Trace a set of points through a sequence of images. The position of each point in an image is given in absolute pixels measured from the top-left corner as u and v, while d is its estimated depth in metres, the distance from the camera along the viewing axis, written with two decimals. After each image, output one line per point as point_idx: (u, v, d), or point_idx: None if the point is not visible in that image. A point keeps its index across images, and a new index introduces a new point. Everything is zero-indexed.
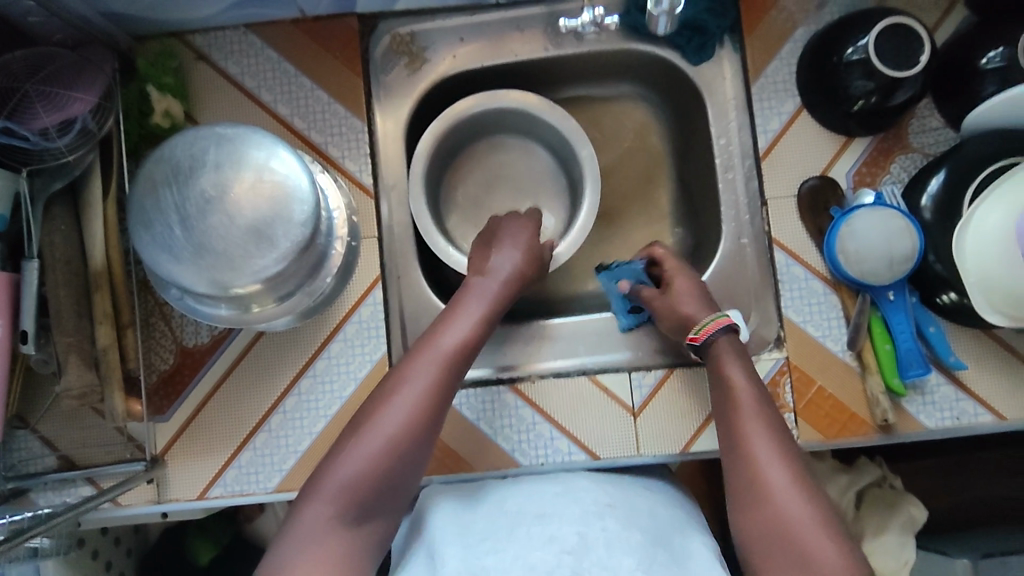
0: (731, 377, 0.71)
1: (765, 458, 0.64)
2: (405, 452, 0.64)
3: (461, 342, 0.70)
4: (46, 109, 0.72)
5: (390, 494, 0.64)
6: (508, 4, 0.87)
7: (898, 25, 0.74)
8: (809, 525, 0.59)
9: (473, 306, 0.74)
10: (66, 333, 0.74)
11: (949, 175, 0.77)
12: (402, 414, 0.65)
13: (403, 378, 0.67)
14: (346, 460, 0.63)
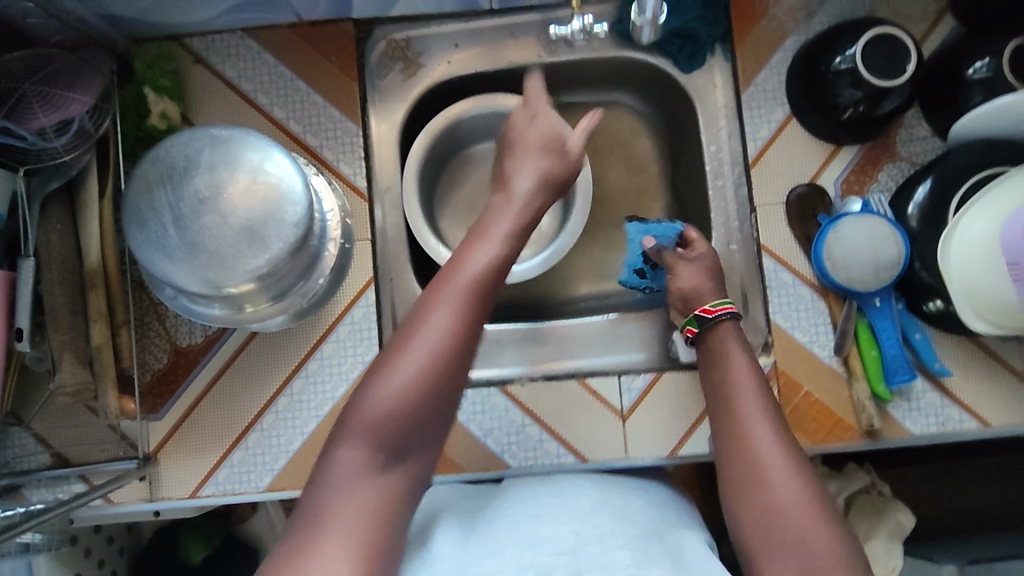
0: (732, 360, 0.69)
1: (761, 446, 0.61)
2: (438, 386, 0.56)
3: (491, 260, 0.61)
4: (44, 110, 0.73)
5: (425, 432, 0.56)
6: (503, 11, 0.88)
7: (885, 35, 0.75)
8: (803, 518, 0.56)
9: (502, 225, 0.65)
10: (60, 331, 0.75)
11: (936, 183, 0.78)
12: (431, 342, 0.56)
13: (430, 303, 0.58)
14: (373, 397, 0.55)
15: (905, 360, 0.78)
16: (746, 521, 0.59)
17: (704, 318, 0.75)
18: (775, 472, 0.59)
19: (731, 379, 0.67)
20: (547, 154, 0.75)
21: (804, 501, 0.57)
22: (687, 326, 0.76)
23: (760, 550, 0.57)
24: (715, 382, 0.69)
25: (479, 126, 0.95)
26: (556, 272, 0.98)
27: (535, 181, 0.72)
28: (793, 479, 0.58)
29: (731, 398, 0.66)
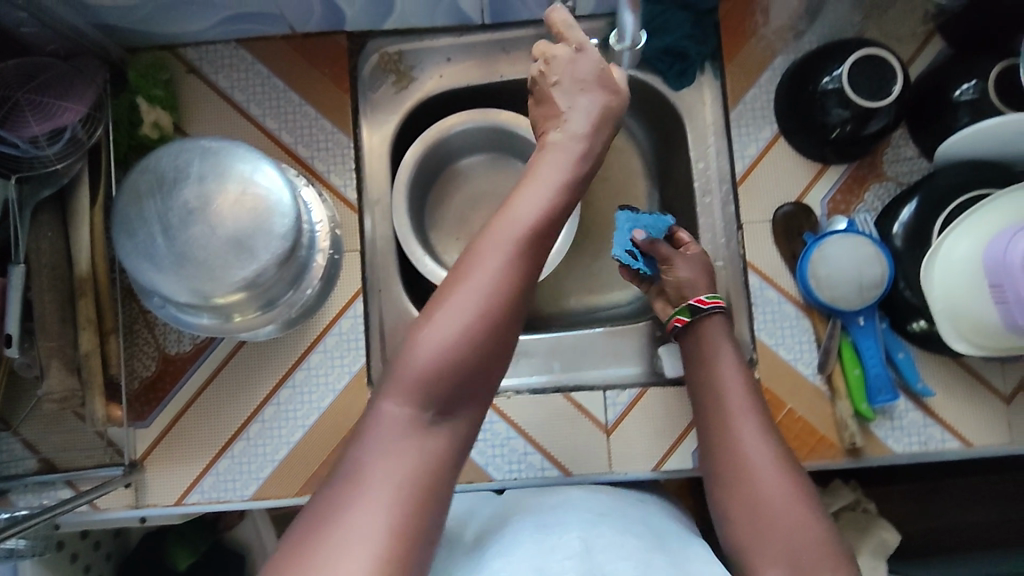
0: (716, 363, 0.75)
1: (755, 453, 0.67)
2: (488, 336, 0.54)
3: (544, 203, 0.59)
4: (37, 118, 0.74)
5: (472, 386, 0.55)
6: (495, 26, 0.90)
7: (873, 56, 0.76)
8: (795, 521, 0.62)
9: (553, 163, 0.63)
10: (49, 338, 0.75)
11: (921, 203, 0.78)
12: (482, 289, 0.55)
13: (481, 246, 0.56)
14: (421, 346, 0.54)
15: (887, 379, 0.79)
16: (738, 522, 0.65)
17: (697, 308, 0.78)
18: (768, 478, 0.65)
19: (720, 385, 0.73)
20: (598, 85, 0.69)
21: (797, 506, 0.63)
22: (678, 315, 0.79)
23: (753, 549, 0.64)
24: (702, 384, 0.75)
25: (469, 139, 0.96)
26: (545, 285, 0.99)
27: (586, 118, 0.67)
28: (785, 485, 0.65)
29: (721, 403, 0.72)
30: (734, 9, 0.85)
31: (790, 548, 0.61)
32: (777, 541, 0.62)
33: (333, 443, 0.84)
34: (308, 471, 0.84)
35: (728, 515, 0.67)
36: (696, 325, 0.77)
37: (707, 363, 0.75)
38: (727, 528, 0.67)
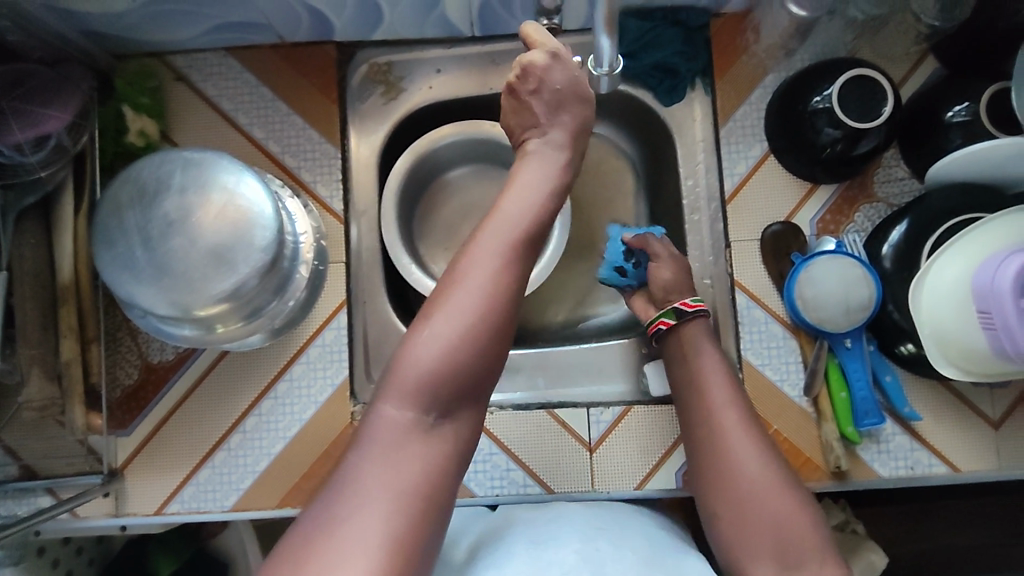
0: (702, 364, 0.74)
1: (739, 455, 0.67)
2: (485, 334, 0.57)
3: (532, 206, 0.62)
4: (20, 125, 0.74)
5: (471, 385, 0.58)
6: (485, 38, 0.89)
7: (863, 76, 0.75)
8: (786, 519, 0.63)
9: (539, 170, 0.67)
10: (30, 345, 0.74)
11: (911, 225, 0.77)
12: (479, 290, 0.57)
13: (474, 250, 0.59)
14: (421, 346, 0.56)
15: (874, 402, 0.78)
16: (726, 523, 0.66)
17: (683, 311, 0.78)
18: (754, 480, 0.66)
19: (703, 386, 0.73)
20: (575, 95, 0.72)
21: (783, 505, 0.64)
22: (663, 318, 0.79)
23: (741, 550, 0.64)
24: (685, 385, 0.75)
25: (458, 151, 0.96)
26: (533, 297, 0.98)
27: (563, 132, 0.70)
28: (773, 481, 0.65)
29: (704, 403, 0.72)
30: (723, 27, 0.85)
31: (781, 544, 0.62)
32: (765, 543, 0.63)
33: (315, 454, 0.84)
34: (289, 482, 0.83)
35: (717, 515, 0.67)
36: (681, 327, 0.78)
37: (689, 364, 0.75)
38: (716, 528, 0.67)
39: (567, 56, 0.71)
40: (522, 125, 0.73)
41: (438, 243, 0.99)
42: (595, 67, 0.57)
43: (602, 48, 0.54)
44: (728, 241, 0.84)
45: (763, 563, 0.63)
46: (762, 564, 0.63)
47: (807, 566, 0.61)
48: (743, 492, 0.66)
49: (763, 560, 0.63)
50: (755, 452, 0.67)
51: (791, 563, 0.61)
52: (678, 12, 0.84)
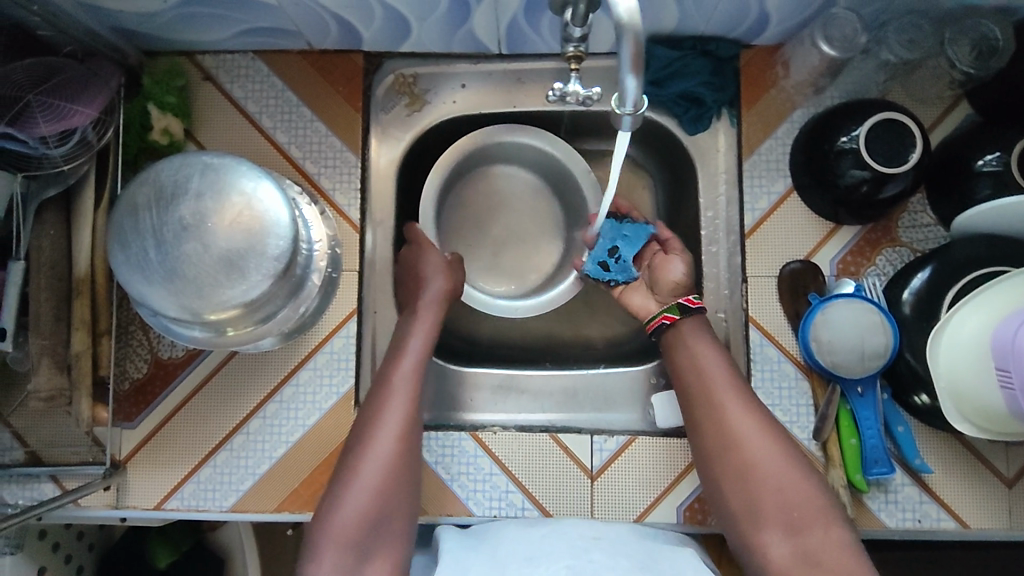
0: (702, 355, 0.76)
1: (747, 439, 0.70)
2: (390, 493, 0.72)
3: (414, 369, 0.79)
4: (47, 118, 0.73)
5: (385, 528, 0.71)
6: (511, 57, 0.89)
7: (893, 120, 0.73)
8: (794, 492, 0.68)
9: (422, 333, 0.82)
10: (41, 335, 0.76)
11: (934, 274, 0.75)
12: (379, 462, 0.72)
13: (376, 417, 0.75)
14: (340, 509, 0.70)
15: (884, 451, 0.76)
16: (735, 501, 0.70)
17: (687, 307, 0.80)
18: (764, 461, 0.69)
19: (705, 375, 0.75)
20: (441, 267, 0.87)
21: (791, 476, 0.68)
22: (667, 312, 0.80)
23: (751, 522, 0.68)
24: (685, 373, 0.77)
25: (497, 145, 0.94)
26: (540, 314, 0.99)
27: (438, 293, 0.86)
28: (781, 459, 0.69)
29: (707, 389, 0.74)
30: (754, 59, 0.84)
31: (788, 512, 0.67)
32: (776, 517, 0.67)
33: (316, 461, 0.83)
34: (289, 487, 0.83)
35: (724, 494, 0.71)
36: (685, 323, 0.79)
37: (692, 353, 0.77)
38: (724, 506, 0.71)
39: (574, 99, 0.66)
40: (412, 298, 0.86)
41: (485, 258, 1.00)
42: (617, 106, 0.56)
43: (627, 87, 0.53)
44: (745, 276, 0.82)
45: (773, 535, 0.67)
46: (772, 536, 0.67)
47: (816, 534, 0.66)
48: (756, 473, 0.69)
49: (775, 531, 0.67)
50: (763, 435, 0.71)
51: (801, 533, 0.66)
52: (708, 42, 0.83)
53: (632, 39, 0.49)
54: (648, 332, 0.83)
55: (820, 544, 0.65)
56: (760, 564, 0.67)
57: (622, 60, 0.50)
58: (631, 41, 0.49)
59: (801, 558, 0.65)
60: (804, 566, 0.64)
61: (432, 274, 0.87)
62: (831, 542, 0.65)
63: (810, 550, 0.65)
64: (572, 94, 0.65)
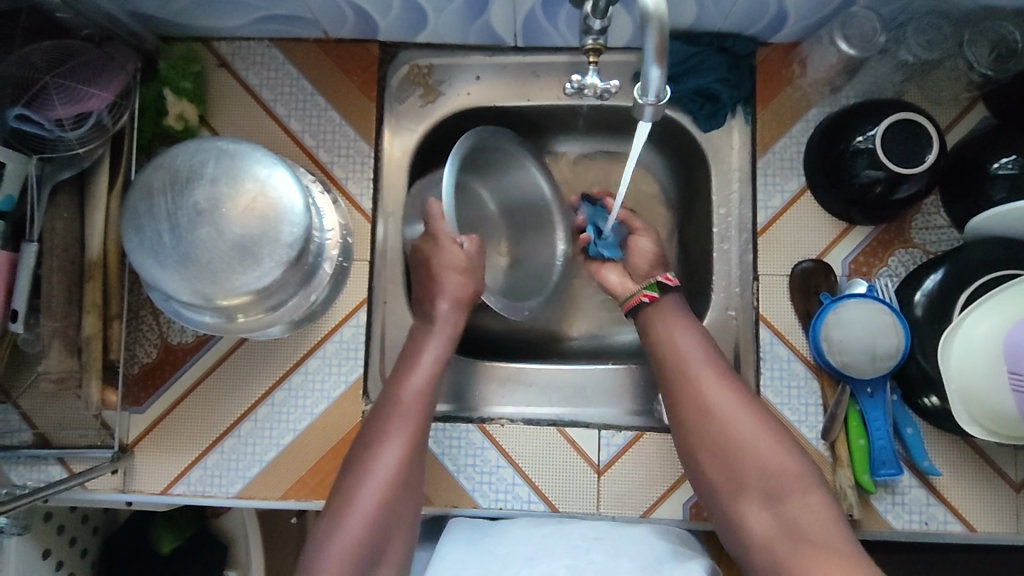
0: (673, 330, 0.76)
1: (722, 412, 0.70)
2: (392, 514, 0.72)
3: (421, 388, 0.78)
4: (63, 101, 0.74)
5: (385, 542, 0.71)
6: (527, 49, 0.89)
7: (909, 121, 0.73)
8: (772, 460, 0.67)
9: (430, 351, 0.81)
10: (53, 318, 0.75)
11: (947, 275, 0.75)
12: (380, 485, 0.72)
13: (381, 437, 0.74)
14: (341, 531, 0.69)
15: (892, 452, 0.76)
16: (712, 474, 0.70)
17: (666, 285, 0.79)
18: (741, 433, 0.69)
19: (678, 348, 0.75)
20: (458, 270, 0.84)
21: (768, 444, 0.68)
22: (647, 290, 0.79)
23: (731, 494, 0.68)
24: (660, 349, 0.76)
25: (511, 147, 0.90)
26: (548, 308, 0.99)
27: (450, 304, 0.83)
28: (757, 428, 0.69)
29: (682, 364, 0.74)
30: (771, 57, 0.84)
31: (767, 481, 0.67)
32: (755, 487, 0.67)
33: (323, 450, 0.84)
34: (295, 475, 0.83)
35: (703, 467, 0.71)
36: (664, 301, 0.78)
37: (665, 328, 0.76)
38: (703, 478, 0.71)
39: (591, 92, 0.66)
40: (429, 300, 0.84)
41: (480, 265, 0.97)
42: (638, 96, 0.55)
43: (651, 79, 0.52)
44: (757, 274, 0.82)
45: (752, 505, 0.67)
46: (752, 505, 0.67)
47: (795, 501, 0.65)
48: (733, 445, 0.69)
49: (754, 502, 0.67)
50: (740, 407, 0.70)
51: (781, 501, 0.66)
52: (725, 39, 0.82)
53: (657, 30, 0.49)
54: (623, 308, 0.82)
55: (799, 511, 0.65)
56: (742, 534, 0.67)
57: (645, 52, 0.50)
58: (655, 33, 0.49)
59: (781, 525, 0.65)
60: (783, 534, 0.64)
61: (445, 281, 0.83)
62: (810, 507, 0.65)
63: (790, 517, 0.65)
64: (590, 87, 0.66)
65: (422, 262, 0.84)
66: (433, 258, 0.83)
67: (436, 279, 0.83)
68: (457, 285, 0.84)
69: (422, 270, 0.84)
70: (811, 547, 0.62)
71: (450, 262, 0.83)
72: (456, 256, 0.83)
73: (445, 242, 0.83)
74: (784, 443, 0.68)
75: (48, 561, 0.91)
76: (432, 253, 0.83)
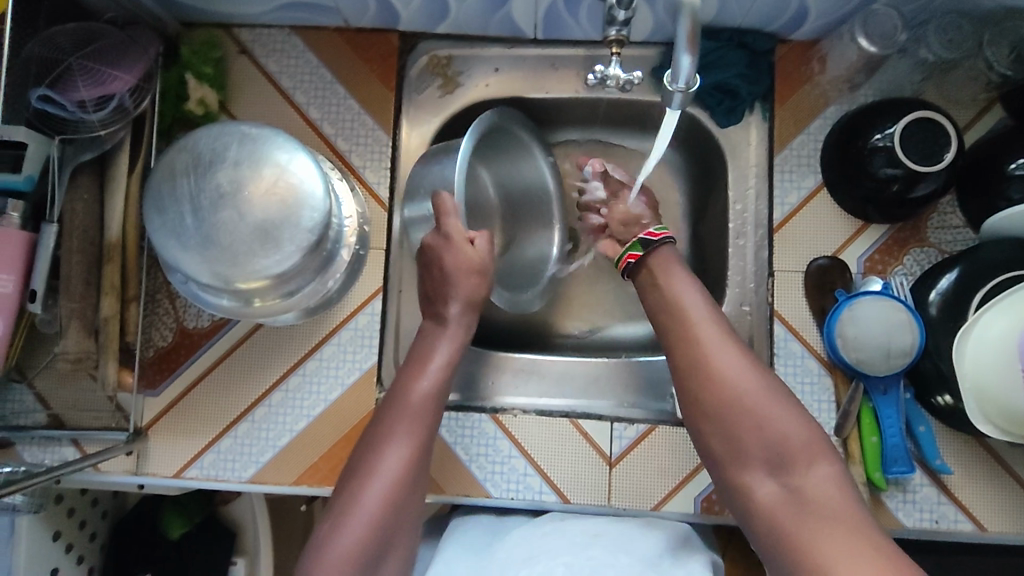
0: (680, 294, 0.74)
1: (727, 381, 0.68)
2: (396, 512, 0.70)
3: (429, 393, 0.76)
4: (87, 84, 0.75)
5: (388, 545, 0.69)
6: (546, 42, 0.90)
7: (928, 119, 0.73)
8: (777, 427, 0.66)
9: (439, 354, 0.79)
10: (71, 298, 0.76)
11: (961, 276, 0.75)
12: (385, 484, 0.70)
13: (386, 441, 0.72)
14: (342, 535, 0.67)
15: (904, 450, 0.76)
16: (716, 444, 0.69)
17: (648, 241, 0.80)
18: (747, 402, 0.67)
19: (682, 311, 0.73)
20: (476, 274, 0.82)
21: (772, 411, 0.67)
22: (631, 251, 0.80)
23: (734, 463, 0.67)
24: (665, 316, 0.74)
25: (525, 134, 0.91)
26: (561, 301, 1.00)
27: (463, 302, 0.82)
28: (762, 391, 0.67)
29: (688, 331, 0.72)
30: (790, 54, 0.84)
31: (771, 448, 0.66)
32: (761, 457, 0.66)
33: (336, 436, 0.84)
34: (308, 461, 0.84)
35: (707, 437, 0.69)
36: (648, 257, 0.79)
37: (671, 295, 0.75)
38: (706, 449, 0.70)
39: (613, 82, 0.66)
40: (441, 298, 0.82)
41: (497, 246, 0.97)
42: (668, 83, 0.55)
43: (681, 66, 0.53)
44: (772, 270, 0.83)
45: (757, 475, 0.66)
46: (757, 476, 0.66)
47: (801, 472, 0.64)
48: (739, 414, 0.67)
49: (759, 471, 0.66)
50: (747, 375, 0.68)
51: (788, 471, 0.65)
52: (745, 35, 0.83)
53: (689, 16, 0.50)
54: (620, 271, 0.83)
55: (805, 481, 0.64)
56: (746, 504, 0.66)
57: (677, 39, 0.51)
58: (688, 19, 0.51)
59: (787, 495, 0.64)
60: (789, 505, 0.63)
61: (460, 278, 0.81)
62: (817, 478, 0.64)
63: (798, 487, 0.64)
64: (613, 77, 0.67)
65: (433, 260, 0.81)
66: (446, 256, 0.80)
67: (448, 278, 0.80)
68: (471, 289, 0.82)
69: (430, 269, 0.82)
70: (817, 519, 0.61)
71: (465, 263, 0.81)
72: (471, 256, 0.80)
73: (460, 240, 0.80)
74: (792, 412, 0.67)
75: (58, 543, 0.91)
76: (444, 251, 0.80)
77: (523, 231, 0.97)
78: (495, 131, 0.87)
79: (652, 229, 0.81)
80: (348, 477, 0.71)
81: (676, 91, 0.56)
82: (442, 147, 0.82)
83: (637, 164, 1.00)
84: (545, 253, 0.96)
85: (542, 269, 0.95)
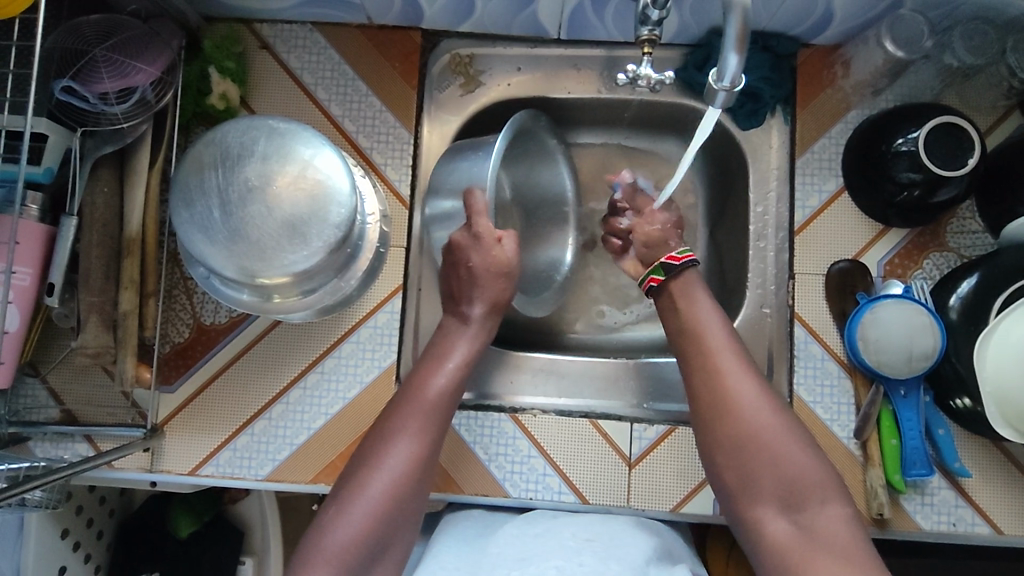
0: (702, 313, 0.75)
1: (745, 399, 0.68)
2: (401, 511, 0.68)
3: (445, 389, 0.76)
4: (110, 75, 0.74)
5: (388, 541, 0.67)
6: (569, 42, 0.90)
7: (951, 123, 0.74)
8: (790, 450, 0.66)
9: (459, 351, 0.79)
10: (91, 292, 0.75)
11: (982, 280, 0.74)
12: (390, 477, 0.69)
13: (396, 434, 0.71)
14: (343, 524, 0.66)
15: (923, 453, 0.76)
16: (731, 461, 0.68)
17: (671, 265, 0.80)
18: (763, 423, 0.67)
19: (702, 330, 0.74)
20: (501, 275, 0.83)
21: (785, 431, 0.67)
22: (652, 275, 0.81)
23: (749, 485, 0.66)
24: (685, 336, 0.75)
25: (552, 139, 0.92)
26: (578, 301, 1.01)
27: (486, 303, 0.82)
28: (777, 414, 0.67)
29: (707, 357, 0.72)
30: (811, 58, 0.85)
31: (784, 474, 0.65)
32: (773, 487, 0.65)
33: (353, 435, 0.83)
34: (326, 459, 0.83)
35: (721, 460, 0.69)
36: (670, 282, 0.79)
37: (692, 316, 0.75)
38: (718, 470, 0.69)
39: (643, 84, 0.66)
40: (469, 300, 0.82)
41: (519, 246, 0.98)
42: (713, 81, 0.57)
43: (728, 66, 0.54)
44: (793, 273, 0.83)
45: (769, 507, 0.65)
46: (770, 504, 0.65)
47: (814, 507, 0.63)
48: (753, 435, 0.67)
49: (772, 495, 0.65)
50: (765, 397, 0.68)
51: (799, 507, 0.64)
52: (768, 39, 0.84)
53: (740, 15, 0.51)
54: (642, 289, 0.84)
55: (818, 517, 0.63)
56: (757, 536, 0.65)
57: (727, 39, 0.53)
58: (737, 18, 0.52)
59: (798, 532, 0.63)
60: (800, 539, 0.62)
61: (485, 275, 0.82)
62: (828, 515, 0.62)
63: (807, 521, 0.63)
64: (644, 78, 0.66)
65: (460, 260, 0.83)
66: (475, 255, 0.82)
67: (476, 278, 0.82)
68: (490, 286, 0.82)
69: (456, 269, 0.83)
70: (826, 555, 0.60)
71: (493, 264, 0.82)
72: (496, 259, 0.82)
73: (489, 239, 0.81)
74: (807, 445, 0.66)
75: (66, 541, 0.89)
76: (473, 252, 0.82)
77: (543, 235, 0.98)
78: (524, 135, 0.89)
79: (675, 252, 0.81)
80: (357, 464, 0.71)
81: (720, 89, 0.57)
82: (469, 142, 0.83)
83: (656, 165, 1.01)
84: (559, 260, 0.97)
85: (556, 274, 0.96)
